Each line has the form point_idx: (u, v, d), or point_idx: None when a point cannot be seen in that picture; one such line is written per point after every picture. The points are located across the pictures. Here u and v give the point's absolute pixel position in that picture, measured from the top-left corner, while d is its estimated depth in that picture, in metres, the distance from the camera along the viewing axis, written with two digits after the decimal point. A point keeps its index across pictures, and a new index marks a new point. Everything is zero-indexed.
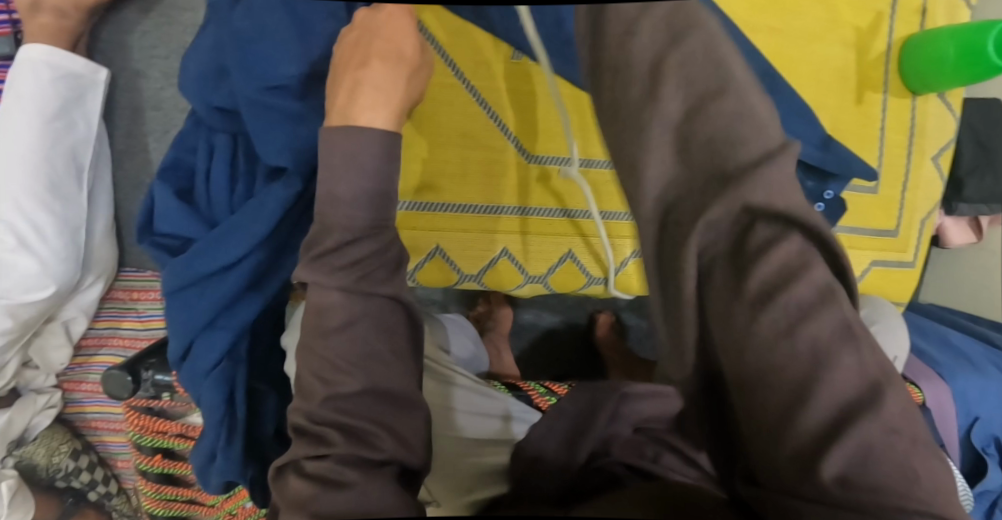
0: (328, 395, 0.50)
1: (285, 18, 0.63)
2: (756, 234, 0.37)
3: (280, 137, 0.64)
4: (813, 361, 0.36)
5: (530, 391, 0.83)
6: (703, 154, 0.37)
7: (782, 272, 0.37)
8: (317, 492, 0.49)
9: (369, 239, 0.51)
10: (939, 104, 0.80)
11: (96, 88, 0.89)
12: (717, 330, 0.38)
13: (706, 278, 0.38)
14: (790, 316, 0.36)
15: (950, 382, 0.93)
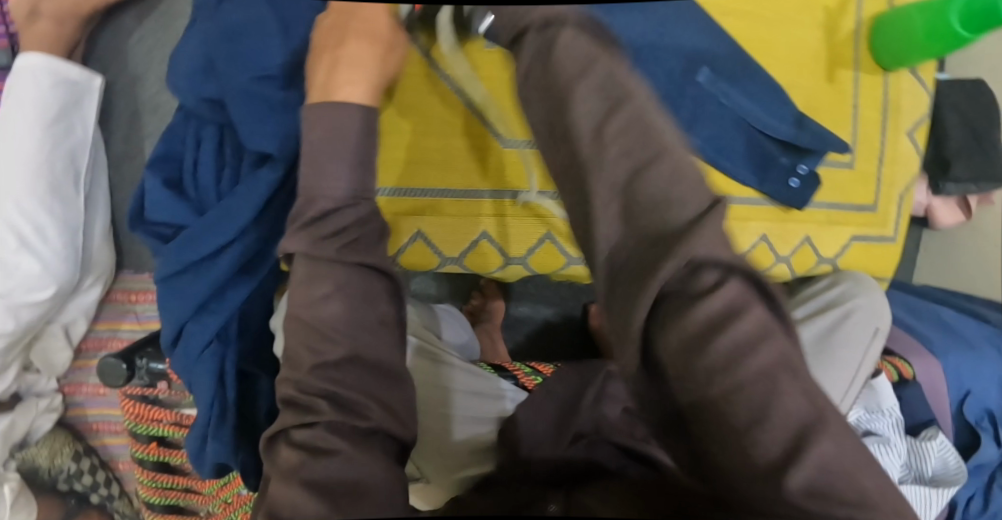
0: (316, 365, 0.54)
1: (269, 11, 0.65)
2: (705, 276, 0.40)
3: (267, 125, 0.65)
4: (765, 394, 0.39)
5: (514, 371, 0.80)
6: (639, 182, 0.42)
7: (724, 311, 0.40)
8: (306, 459, 0.51)
9: (351, 209, 0.55)
10: (910, 79, 0.81)
11: (92, 94, 0.92)
12: (683, 358, 0.41)
13: (668, 316, 0.41)
14: (731, 350, 0.39)
15: (943, 361, 0.92)
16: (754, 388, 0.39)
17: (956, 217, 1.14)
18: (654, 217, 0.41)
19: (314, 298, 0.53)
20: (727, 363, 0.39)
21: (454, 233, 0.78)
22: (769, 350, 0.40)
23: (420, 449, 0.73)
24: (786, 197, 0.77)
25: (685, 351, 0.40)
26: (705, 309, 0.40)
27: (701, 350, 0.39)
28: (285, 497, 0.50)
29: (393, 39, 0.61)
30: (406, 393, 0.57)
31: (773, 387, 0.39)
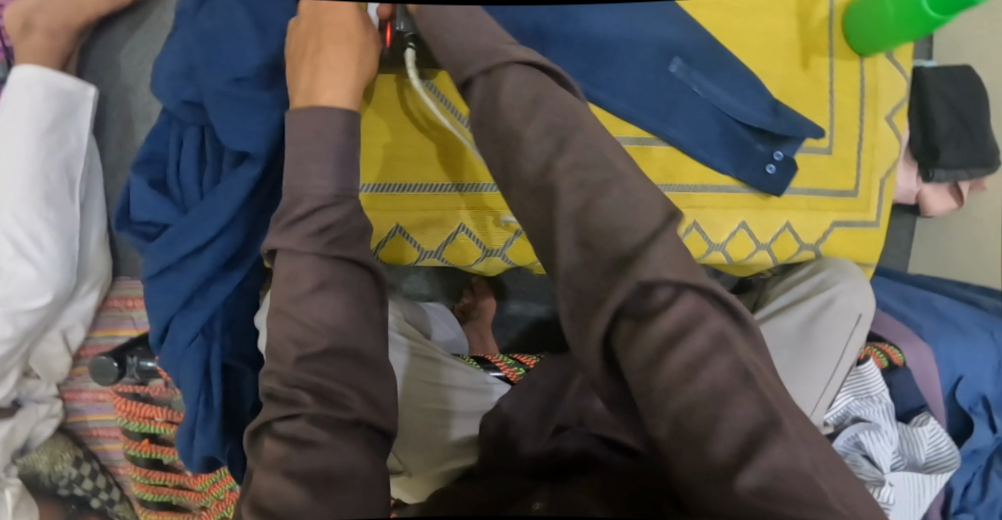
0: (302, 357, 0.53)
1: (248, 17, 0.67)
2: (660, 291, 0.43)
3: (245, 125, 0.66)
4: (717, 398, 0.42)
5: (498, 364, 0.78)
6: (590, 212, 0.45)
7: (680, 325, 0.43)
8: (288, 451, 0.51)
9: (339, 206, 0.56)
10: (887, 65, 0.81)
11: (86, 105, 0.93)
12: (642, 369, 0.43)
13: (614, 326, 0.44)
14: (685, 365, 0.42)
15: (933, 346, 0.91)
16: (705, 398, 0.42)
17: (947, 204, 1.14)
18: (612, 233, 0.44)
19: (295, 294, 0.54)
20: (682, 375, 0.42)
21: (432, 226, 0.80)
22: (722, 363, 0.43)
23: (399, 446, 0.72)
24: (766, 184, 0.77)
25: (643, 363, 0.43)
26: (660, 324, 0.43)
27: (657, 363, 0.42)
28: (269, 490, 0.49)
29: (364, 38, 0.63)
30: (390, 384, 0.57)
31: (724, 397, 0.42)
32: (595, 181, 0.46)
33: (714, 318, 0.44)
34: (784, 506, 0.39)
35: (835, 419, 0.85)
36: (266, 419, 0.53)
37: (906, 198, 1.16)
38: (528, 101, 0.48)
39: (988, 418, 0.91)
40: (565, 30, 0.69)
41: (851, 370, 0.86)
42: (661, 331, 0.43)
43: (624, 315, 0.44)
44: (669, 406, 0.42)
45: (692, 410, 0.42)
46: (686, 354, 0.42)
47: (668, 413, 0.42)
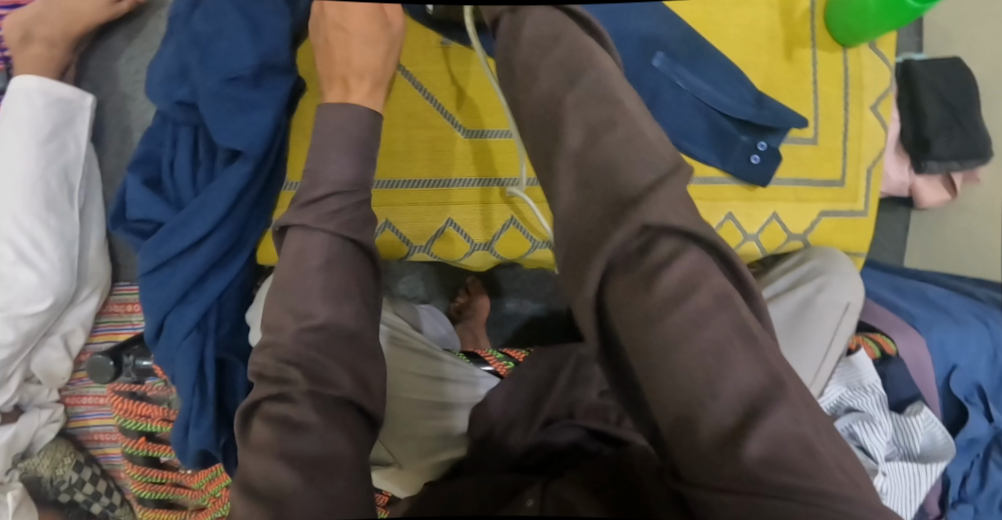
0: (300, 329, 0.57)
1: (241, 18, 0.66)
2: (660, 244, 0.44)
3: (239, 123, 0.67)
4: (717, 361, 0.41)
5: (487, 357, 0.79)
6: (593, 153, 0.47)
7: (681, 282, 0.43)
8: (279, 431, 0.52)
9: (348, 194, 0.61)
10: (871, 55, 0.82)
11: (84, 113, 0.94)
12: (640, 335, 0.43)
13: (609, 280, 0.44)
14: (686, 322, 0.42)
15: (926, 335, 0.91)
16: (704, 353, 0.42)
17: (941, 196, 1.14)
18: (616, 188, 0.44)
19: (295, 267, 0.58)
20: (680, 334, 0.42)
21: (420, 220, 0.81)
22: (726, 321, 0.43)
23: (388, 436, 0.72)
24: (754, 172, 0.78)
25: (638, 319, 0.43)
26: (659, 280, 0.43)
27: (656, 322, 0.42)
28: (259, 471, 0.51)
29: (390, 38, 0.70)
30: (376, 361, 0.60)
31: (725, 360, 0.41)
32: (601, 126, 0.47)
33: (714, 278, 0.44)
34: (787, 475, 0.39)
35: (830, 408, 0.85)
36: (254, 400, 0.55)
37: (899, 191, 1.17)
38: (548, 38, 0.50)
39: (984, 407, 0.90)
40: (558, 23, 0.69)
41: (843, 360, 0.86)
42: (660, 288, 0.43)
43: (617, 274, 0.44)
44: (665, 367, 0.42)
45: (690, 374, 0.41)
46: (687, 310, 0.42)
47: (668, 377, 0.42)
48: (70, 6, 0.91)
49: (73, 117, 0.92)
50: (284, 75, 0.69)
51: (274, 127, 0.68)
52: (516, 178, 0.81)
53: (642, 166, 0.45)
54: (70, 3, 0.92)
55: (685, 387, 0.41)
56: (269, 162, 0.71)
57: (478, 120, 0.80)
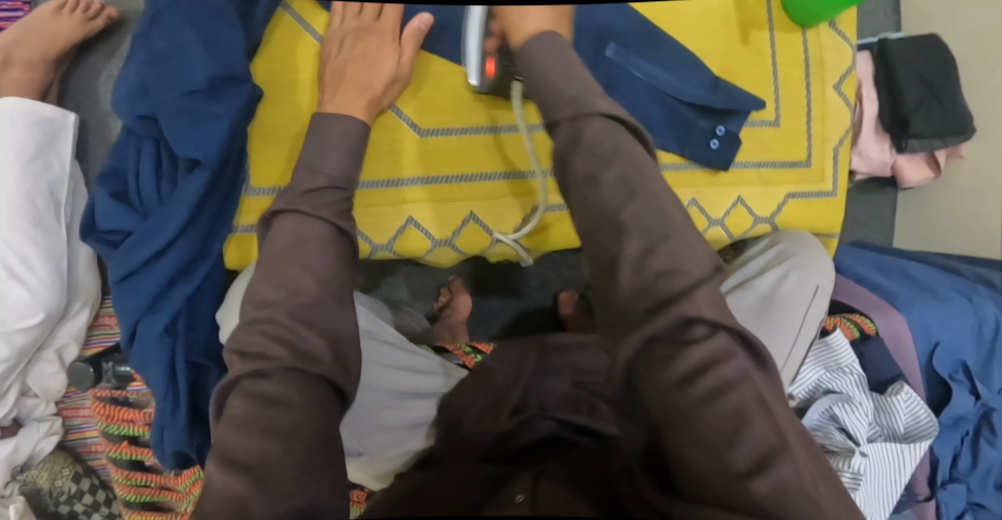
0: (293, 306, 0.59)
1: (193, 32, 0.68)
2: (696, 328, 0.56)
3: (198, 133, 0.68)
4: (734, 416, 0.53)
5: (456, 352, 0.82)
6: (648, 259, 0.57)
7: (707, 358, 0.55)
8: (259, 408, 0.53)
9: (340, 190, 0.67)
10: (831, 34, 0.83)
11: (67, 131, 0.94)
12: (673, 386, 0.55)
13: (650, 344, 0.57)
14: (711, 389, 0.55)
15: (906, 314, 0.91)
16: (726, 416, 0.54)
17: (925, 174, 1.13)
18: (658, 279, 0.56)
19: (285, 245, 0.62)
20: (707, 396, 0.55)
21: (381, 219, 0.78)
22: (745, 391, 0.55)
23: (356, 428, 0.70)
24: (713, 156, 0.79)
25: (671, 382, 0.56)
26: (692, 355, 0.56)
27: (686, 382, 0.55)
28: (240, 443, 0.52)
29: (397, 76, 0.75)
30: (352, 342, 0.62)
31: (741, 419, 0.54)
32: (654, 235, 0.58)
33: (738, 360, 0.56)
34: (783, 511, 0.49)
35: (807, 393, 0.83)
36: (235, 376, 0.55)
37: (882, 170, 1.16)
38: (608, 153, 0.60)
39: (971, 385, 0.89)
40: None
41: (819, 341, 0.85)
42: (691, 360, 0.56)
43: (658, 340, 0.56)
44: (689, 418, 0.54)
45: (709, 427, 0.54)
46: (715, 379, 0.55)
47: (691, 430, 0.54)
48: (46, 28, 0.94)
49: (60, 135, 0.93)
50: (240, 85, 0.71)
51: (230, 136, 0.70)
52: (481, 173, 0.80)
53: (689, 267, 0.57)
54: (47, 24, 0.95)
55: (708, 434, 0.53)
56: (229, 170, 0.73)
57: (434, 117, 0.78)
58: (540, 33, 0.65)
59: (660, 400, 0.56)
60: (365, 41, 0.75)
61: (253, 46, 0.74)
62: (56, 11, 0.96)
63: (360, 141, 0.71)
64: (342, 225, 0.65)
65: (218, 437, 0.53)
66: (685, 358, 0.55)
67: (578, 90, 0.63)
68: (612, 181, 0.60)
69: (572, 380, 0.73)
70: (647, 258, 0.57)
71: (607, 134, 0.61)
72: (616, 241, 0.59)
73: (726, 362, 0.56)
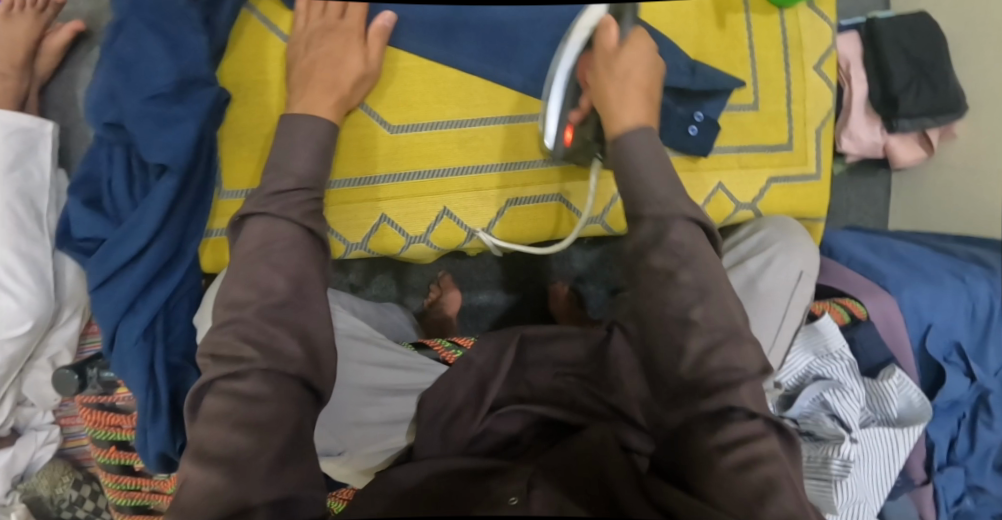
0: (264, 306, 0.59)
1: (156, 37, 0.69)
2: (737, 413, 0.60)
3: (163, 137, 0.68)
4: (765, 485, 0.56)
5: (437, 347, 0.79)
6: (710, 357, 0.61)
7: (743, 436, 0.59)
8: (235, 406, 0.54)
9: (309, 189, 0.66)
10: (810, 15, 0.82)
11: (46, 140, 0.94)
12: (708, 455, 0.59)
13: (692, 425, 0.61)
14: (744, 460, 0.58)
15: (897, 296, 0.89)
16: (756, 485, 0.56)
17: (917, 155, 1.12)
18: (713, 375, 0.61)
19: (255, 246, 0.61)
20: (740, 465, 0.57)
21: (354, 218, 0.79)
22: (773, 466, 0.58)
23: (333, 425, 0.70)
24: (693, 145, 0.78)
25: (711, 447, 0.59)
26: (731, 429, 0.59)
27: (724, 452, 0.58)
28: (214, 438, 0.53)
29: (366, 70, 0.74)
30: (326, 341, 0.62)
31: (769, 488, 0.56)
32: (722, 334, 0.62)
33: (770, 440, 0.59)
34: None
35: (796, 380, 0.82)
36: (211, 378, 0.56)
37: (874, 152, 1.15)
38: (682, 255, 0.64)
39: (964, 366, 0.88)
40: (470, 18, 0.77)
41: (807, 327, 0.83)
42: (730, 435, 0.59)
43: (701, 420, 0.61)
44: (720, 483, 0.57)
45: (736, 494, 0.56)
46: (748, 452, 0.58)
47: (724, 487, 0.57)
48: (5, 32, 0.92)
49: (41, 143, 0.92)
50: (206, 87, 0.72)
51: (197, 139, 0.70)
52: (453, 168, 0.79)
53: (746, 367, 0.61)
54: (2, 29, 0.93)
55: (739, 496, 0.56)
56: (198, 173, 0.73)
57: (403, 113, 0.78)
58: (637, 124, 0.69)
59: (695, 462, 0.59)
60: (331, 38, 0.74)
61: (218, 50, 0.76)
62: (6, 12, 0.93)
63: (330, 140, 0.70)
64: (313, 225, 0.65)
65: (193, 435, 0.55)
66: (725, 431, 0.59)
67: (656, 180, 0.67)
68: (688, 281, 0.64)
69: (555, 371, 0.76)
70: (708, 354, 0.61)
71: (686, 239, 0.65)
72: (682, 334, 0.63)
73: (761, 438, 0.59)
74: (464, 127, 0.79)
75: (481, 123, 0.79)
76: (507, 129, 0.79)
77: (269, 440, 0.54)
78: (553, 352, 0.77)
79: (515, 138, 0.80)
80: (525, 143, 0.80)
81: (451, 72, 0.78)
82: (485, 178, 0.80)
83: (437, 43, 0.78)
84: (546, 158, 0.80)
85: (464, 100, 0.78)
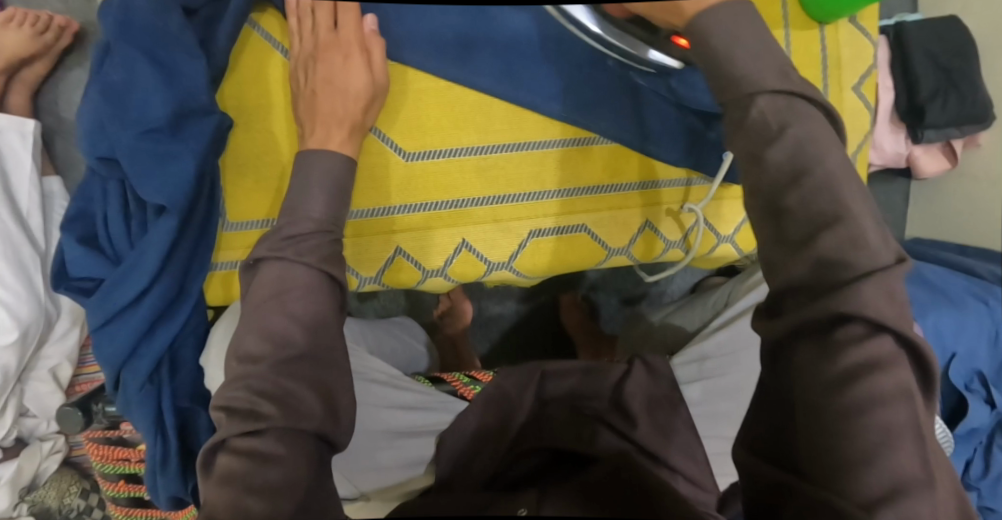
0: (278, 361, 0.54)
1: (151, 67, 0.65)
2: (853, 326, 0.43)
3: (161, 175, 0.65)
4: (882, 437, 0.42)
5: (453, 382, 0.78)
6: (812, 244, 0.44)
7: (869, 363, 0.43)
8: (250, 467, 0.50)
9: (326, 230, 0.62)
10: (850, 30, 0.82)
11: (27, 140, 0.90)
12: (804, 379, 0.45)
13: (791, 343, 0.46)
14: (863, 400, 0.43)
15: (921, 323, 0.87)
16: (871, 433, 0.43)
17: (941, 165, 1.07)
18: (826, 262, 0.43)
19: (269, 294, 0.56)
20: (852, 409, 0.43)
21: (368, 251, 0.77)
22: (902, 410, 0.43)
23: (352, 469, 0.70)
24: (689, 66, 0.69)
25: (819, 385, 0.44)
26: (848, 357, 0.43)
27: (836, 388, 0.43)
28: (226, 505, 0.49)
29: (373, 88, 0.71)
30: (347, 394, 0.59)
31: (890, 440, 0.42)
32: (827, 221, 0.44)
33: (904, 367, 0.43)
34: None
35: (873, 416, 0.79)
36: (222, 436, 0.52)
37: (896, 163, 1.10)
38: (773, 127, 0.46)
39: (987, 395, 0.87)
40: (485, 34, 0.73)
41: None
42: (851, 360, 0.43)
43: (806, 338, 0.45)
44: (821, 433, 0.44)
45: (835, 449, 0.44)
46: (865, 393, 0.43)
47: (827, 435, 0.44)
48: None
49: (11, 145, 0.88)
50: (206, 117, 0.68)
51: (196, 175, 0.67)
52: (472, 198, 0.76)
53: (873, 251, 0.43)
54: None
55: (847, 447, 0.43)
56: (200, 208, 0.69)
57: (418, 139, 0.75)
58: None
59: (784, 406, 0.47)
60: (329, 60, 0.70)
61: (218, 73, 0.71)
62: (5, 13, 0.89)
63: (346, 174, 0.66)
64: (331, 271, 0.59)
65: (206, 496, 0.50)
66: (841, 361, 0.43)
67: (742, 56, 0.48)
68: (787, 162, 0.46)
69: (574, 404, 0.74)
70: (818, 240, 0.44)
71: (774, 109, 0.47)
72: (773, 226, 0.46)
73: (894, 365, 0.43)
74: (483, 155, 0.75)
75: (500, 149, 0.75)
76: (529, 155, 0.76)
77: (283, 504, 0.49)
78: (572, 386, 0.76)
79: (539, 165, 0.76)
80: (546, 168, 0.77)
81: (469, 94, 0.74)
82: (508, 208, 0.77)
83: (455, 66, 0.73)
84: (570, 188, 0.77)
85: (484, 126, 0.75)
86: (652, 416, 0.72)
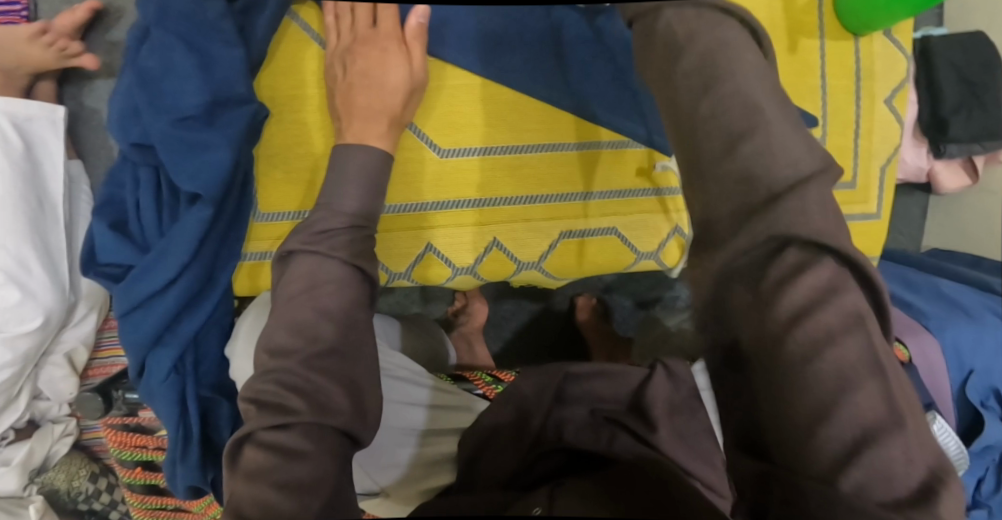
0: (309, 356, 0.53)
1: (189, 55, 0.65)
2: (790, 253, 0.40)
3: (196, 164, 0.65)
4: (841, 380, 0.39)
5: (476, 380, 0.83)
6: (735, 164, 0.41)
7: (816, 293, 0.40)
8: (275, 463, 0.50)
9: (357, 225, 0.62)
10: (884, 42, 0.83)
11: (55, 126, 0.90)
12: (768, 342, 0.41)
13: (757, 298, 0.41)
14: (810, 342, 0.40)
15: (939, 337, 0.90)
16: (830, 378, 0.40)
17: (961, 181, 1.07)
18: (773, 196, 0.40)
19: (300, 289, 0.55)
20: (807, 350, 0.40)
21: (399, 247, 0.77)
22: (873, 388, 0.39)
23: (372, 466, 0.70)
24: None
25: (772, 332, 0.41)
26: (796, 290, 0.40)
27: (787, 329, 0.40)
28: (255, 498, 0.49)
29: (413, 84, 0.72)
30: (372, 392, 0.58)
31: (850, 382, 0.39)
32: None
33: (851, 293, 0.41)
34: None
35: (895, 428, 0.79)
36: (251, 429, 0.51)
37: (917, 177, 1.10)
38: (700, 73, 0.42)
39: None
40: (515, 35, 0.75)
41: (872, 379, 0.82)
42: (795, 297, 0.40)
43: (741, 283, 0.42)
44: (787, 396, 0.41)
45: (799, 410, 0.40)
46: (815, 332, 0.40)
47: (790, 395, 0.40)
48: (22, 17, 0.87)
49: (43, 131, 0.88)
50: (242, 106, 0.68)
51: (230, 165, 0.67)
52: (505, 198, 0.77)
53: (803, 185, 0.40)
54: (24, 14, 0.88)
55: (808, 405, 0.40)
56: (233, 198, 0.70)
57: (452, 136, 0.76)
58: None
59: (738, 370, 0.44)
60: (367, 56, 0.70)
61: (256, 63, 0.71)
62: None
63: (377, 170, 0.66)
64: (362, 266, 0.59)
65: (233, 491, 0.51)
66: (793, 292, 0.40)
67: None
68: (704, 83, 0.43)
69: (593, 407, 0.72)
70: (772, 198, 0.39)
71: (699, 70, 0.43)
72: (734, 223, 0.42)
73: (842, 296, 0.40)
74: (518, 154, 0.77)
75: (534, 150, 0.77)
76: (562, 156, 0.78)
77: (308, 502, 0.49)
78: (592, 390, 0.75)
79: (570, 167, 0.78)
80: (576, 169, 0.78)
81: (507, 91, 0.76)
82: (538, 208, 0.78)
83: (495, 60, 0.75)
84: (601, 191, 0.79)
85: (519, 124, 0.77)
86: (671, 422, 0.71)
